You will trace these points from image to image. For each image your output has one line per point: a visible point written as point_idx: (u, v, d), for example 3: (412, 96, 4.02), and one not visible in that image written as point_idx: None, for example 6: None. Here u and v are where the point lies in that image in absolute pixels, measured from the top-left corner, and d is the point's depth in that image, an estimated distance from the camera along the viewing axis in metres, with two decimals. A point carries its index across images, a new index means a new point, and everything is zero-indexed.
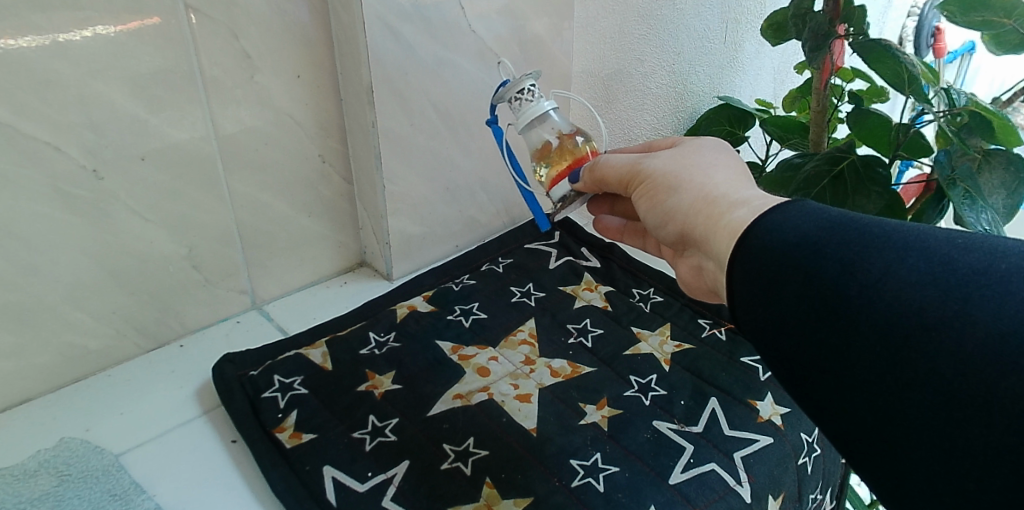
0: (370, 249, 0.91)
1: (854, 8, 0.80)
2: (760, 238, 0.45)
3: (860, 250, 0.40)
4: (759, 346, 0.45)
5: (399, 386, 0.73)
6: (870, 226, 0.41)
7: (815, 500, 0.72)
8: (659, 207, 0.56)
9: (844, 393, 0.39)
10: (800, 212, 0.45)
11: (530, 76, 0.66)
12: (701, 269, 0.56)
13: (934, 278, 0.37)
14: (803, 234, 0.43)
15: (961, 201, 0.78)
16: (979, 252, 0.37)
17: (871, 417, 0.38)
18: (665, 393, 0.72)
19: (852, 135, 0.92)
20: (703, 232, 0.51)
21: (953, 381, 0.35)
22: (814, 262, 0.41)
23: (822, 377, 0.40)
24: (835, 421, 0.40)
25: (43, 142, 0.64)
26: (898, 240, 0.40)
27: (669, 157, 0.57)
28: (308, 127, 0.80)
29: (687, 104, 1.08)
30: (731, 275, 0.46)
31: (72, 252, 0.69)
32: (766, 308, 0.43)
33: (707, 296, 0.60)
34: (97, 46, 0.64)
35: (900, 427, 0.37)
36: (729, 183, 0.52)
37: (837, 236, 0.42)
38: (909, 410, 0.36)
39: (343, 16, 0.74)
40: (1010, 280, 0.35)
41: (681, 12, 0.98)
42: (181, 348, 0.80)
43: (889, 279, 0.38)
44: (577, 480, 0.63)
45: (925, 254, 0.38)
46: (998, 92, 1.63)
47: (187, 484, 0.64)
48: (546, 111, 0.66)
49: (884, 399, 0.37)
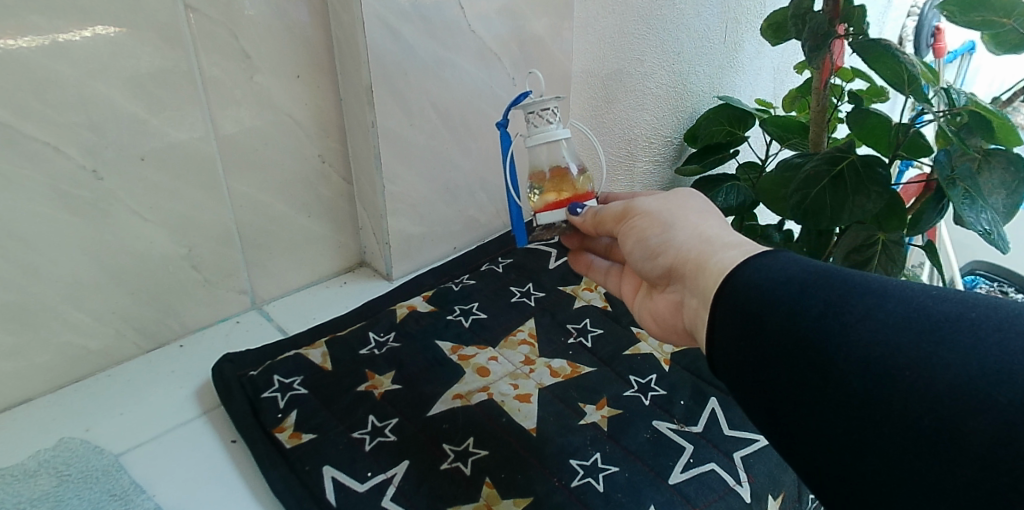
0: (370, 249, 0.91)
1: (854, 8, 0.81)
2: (746, 276, 0.46)
3: (841, 292, 0.42)
4: (735, 379, 0.46)
5: (399, 386, 0.73)
6: (851, 272, 0.44)
7: (815, 500, 0.72)
8: (649, 242, 0.57)
9: (820, 428, 0.41)
10: (784, 256, 0.47)
11: (556, 98, 0.66)
12: (679, 306, 0.57)
13: (909, 322, 0.40)
14: (788, 274, 0.45)
15: (961, 201, 0.80)
16: (951, 301, 0.40)
17: (844, 451, 0.40)
18: (665, 393, 0.72)
19: (852, 134, 0.92)
20: (692, 268, 0.52)
21: (925, 420, 0.37)
22: (797, 301, 0.43)
23: (798, 411, 0.42)
24: (808, 454, 0.42)
25: (42, 142, 0.64)
26: (876, 286, 0.42)
27: (661, 198, 0.59)
28: (308, 127, 0.80)
29: (687, 104, 1.08)
30: (713, 313, 0.48)
31: (71, 252, 0.69)
32: (746, 342, 0.45)
33: (682, 337, 0.60)
34: (97, 46, 0.64)
35: (871, 462, 0.39)
36: (719, 228, 0.54)
37: (819, 278, 0.44)
38: (881, 444, 0.38)
39: (342, 16, 0.74)
40: (979, 328, 0.38)
41: (681, 12, 0.98)
42: (181, 348, 0.80)
43: (867, 320, 0.40)
44: (577, 481, 0.63)
45: (902, 301, 0.41)
46: (998, 92, 1.62)
47: (187, 484, 0.64)
48: (559, 140, 0.66)
49: (858, 435, 0.39)
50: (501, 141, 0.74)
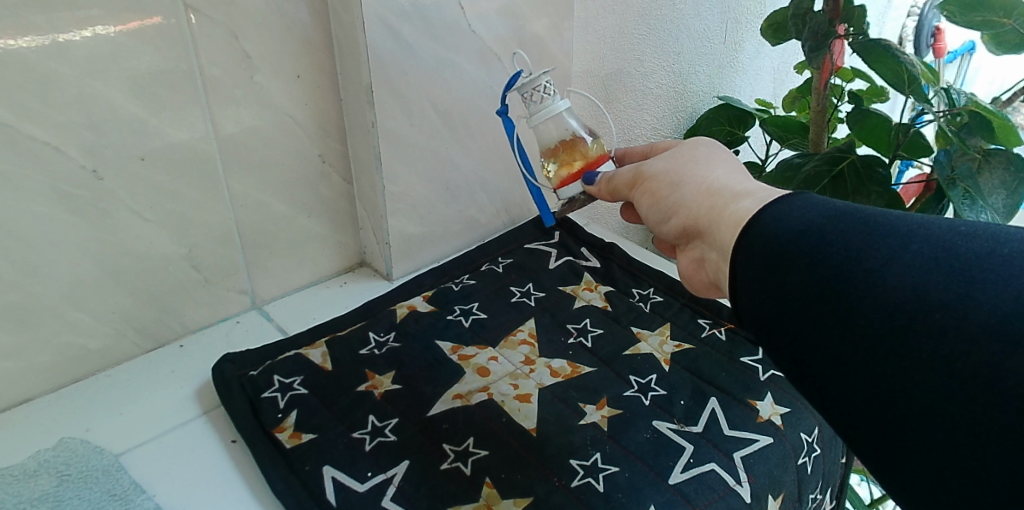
0: (370, 249, 0.92)
1: (854, 7, 0.80)
2: (764, 227, 0.46)
3: (862, 237, 0.42)
4: (761, 335, 0.46)
5: (399, 386, 0.73)
6: (872, 215, 0.43)
7: (815, 500, 0.72)
8: (661, 204, 0.57)
9: (849, 378, 0.41)
10: (802, 203, 0.46)
11: (546, 73, 0.67)
12: (702, 262, 0.56)
13: (936, 263, 0.39)
14: (806, 223, 0.44)
15: (961, 201, 0.80)
16: (982, 238, 0.39)
17: (873, 400, 0.39)
18: (665, 393, 0.72)
19: (852, 135, 0.92)
20: (706, 221, 0.52)
21: (956, 363, 0.36)
22: (817, 250, 0.43)
23: (825, 363, 0.42)
24: (836, 405, 0.42)
25: (43, 142, 0.64)
26: (899, 228, 0.41)
27: (668, 156, 0.59)
28: (308, 127, 0.80)
29: (687, 104, 1.09)
30: (735, 263, 0.48)
31: (71, 253, 0.69)
32: (769, 297, 0.45)
33: (708, 292, 0.59)
34: (97, 46, 0.64)
35: (902, 410, 0.38)
36: (727, 176, 0.54)
37: (840, 225, 0.43)
38: (912, 392, 0.38)
39: (343, 16, 0.74)
40: (1011, 263, 0.37)
41: (681, 12, 0.99)
42: (181, 348, 0.80)
43: (892, 265, 0.40)
44: (577, 480, 0.63)
45: (927, 241, 0.40)
46: (998, 93, 1.63)
47: (188, 484, 0.64)
48: (561, 112, 0.67)
49: (887, 383, 0.39)
50: (505, 128, 0.73)
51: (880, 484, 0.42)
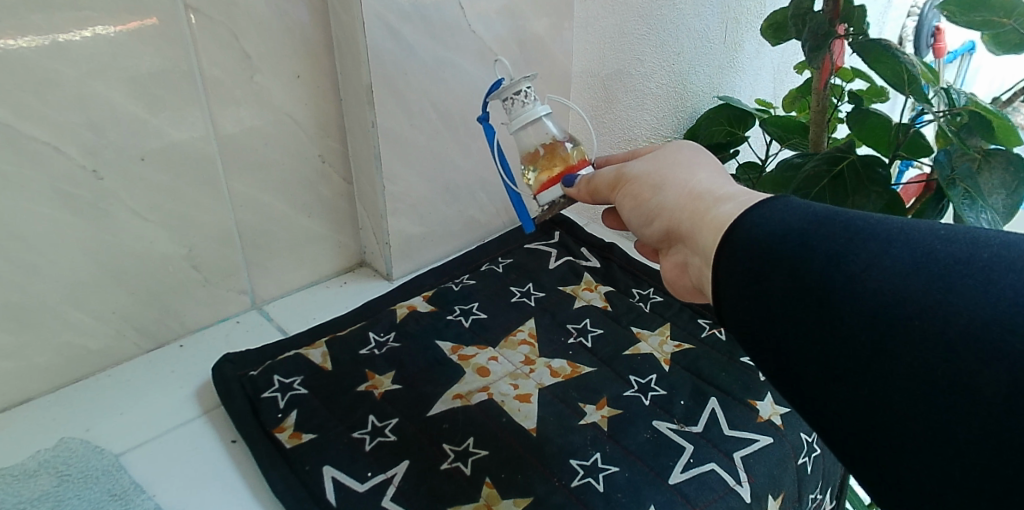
0: (370, 249, 0.92)
1: (854, 8, 0.80)
2: (746, 230, 0.46)
3: (843, 241, 0.42)
4: (744, 341, 0.46)
5: (399, 386, 0.73)
6: (854, 220, 0.43)
7: (815, 500, 0.72)
8: (643, 207, 0.58)
9: (832, 384, 0.40)
10: (783, 206, 0.46)
11: (527, 78, 0.66)
12: (686, 266, 0.56)
13: (917, 268, 0.38)
14: (788, 226, 0.44)
15: (961, 201, 0.79)
16: (962, 242, 0.39)
17: (856, 406, 0.39)
18: (665, 393, 0.72)
19: (852, 135, 0.92)
20: (688, 227, 0.52)
21: (937, 370, 0.36)
22: (800, 253, 0.43)
23: (809, 368, 0.42)
24: (821, 412, 0.41)
25: (43, 142, 0.64)
26: (881, 232, 0.41)
27: (650, 158, 0.59)
28: (308, 127, 0.80)
29: (687, 104, 1.08)
30: (716, 268, 0.48)
31: (70, 253, 0.69)
32: (753, 302, 0.45)
33: (693, 295, 0.59)
34: (96, 46, 0.64)
35: (884, 418, 0.38)
36: (710, 180, 0.54)
37: (821, 229, 0.43)
38: (893, 399, 0.38)
39: (343, 16, 0.74)
40: (993, 269, 0.37)
41: (680, 12, 0.98)
42: (181, 348, 0.80)
43: (873, 268, 0.40)
44: (577, 480, 0.63)
45: (909, 246, 0.40)
46: (998, 92, 1.63)
47: (187, 483, 0.64)
48: (542, 117, 0.66)
49: (869, 389, 0.39)
50: (486, 134, 0.73)
51: (867, 492, 0.41)
